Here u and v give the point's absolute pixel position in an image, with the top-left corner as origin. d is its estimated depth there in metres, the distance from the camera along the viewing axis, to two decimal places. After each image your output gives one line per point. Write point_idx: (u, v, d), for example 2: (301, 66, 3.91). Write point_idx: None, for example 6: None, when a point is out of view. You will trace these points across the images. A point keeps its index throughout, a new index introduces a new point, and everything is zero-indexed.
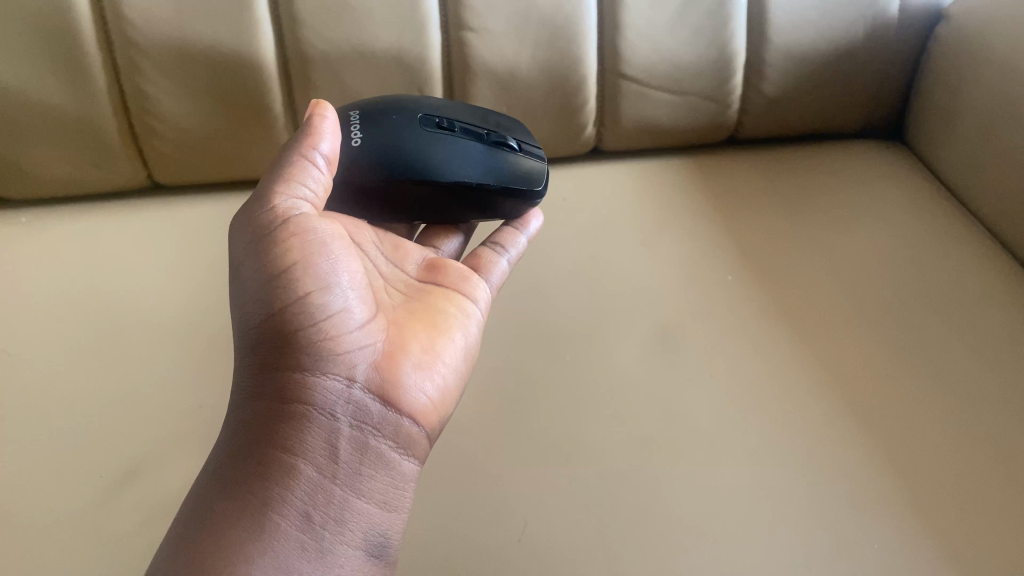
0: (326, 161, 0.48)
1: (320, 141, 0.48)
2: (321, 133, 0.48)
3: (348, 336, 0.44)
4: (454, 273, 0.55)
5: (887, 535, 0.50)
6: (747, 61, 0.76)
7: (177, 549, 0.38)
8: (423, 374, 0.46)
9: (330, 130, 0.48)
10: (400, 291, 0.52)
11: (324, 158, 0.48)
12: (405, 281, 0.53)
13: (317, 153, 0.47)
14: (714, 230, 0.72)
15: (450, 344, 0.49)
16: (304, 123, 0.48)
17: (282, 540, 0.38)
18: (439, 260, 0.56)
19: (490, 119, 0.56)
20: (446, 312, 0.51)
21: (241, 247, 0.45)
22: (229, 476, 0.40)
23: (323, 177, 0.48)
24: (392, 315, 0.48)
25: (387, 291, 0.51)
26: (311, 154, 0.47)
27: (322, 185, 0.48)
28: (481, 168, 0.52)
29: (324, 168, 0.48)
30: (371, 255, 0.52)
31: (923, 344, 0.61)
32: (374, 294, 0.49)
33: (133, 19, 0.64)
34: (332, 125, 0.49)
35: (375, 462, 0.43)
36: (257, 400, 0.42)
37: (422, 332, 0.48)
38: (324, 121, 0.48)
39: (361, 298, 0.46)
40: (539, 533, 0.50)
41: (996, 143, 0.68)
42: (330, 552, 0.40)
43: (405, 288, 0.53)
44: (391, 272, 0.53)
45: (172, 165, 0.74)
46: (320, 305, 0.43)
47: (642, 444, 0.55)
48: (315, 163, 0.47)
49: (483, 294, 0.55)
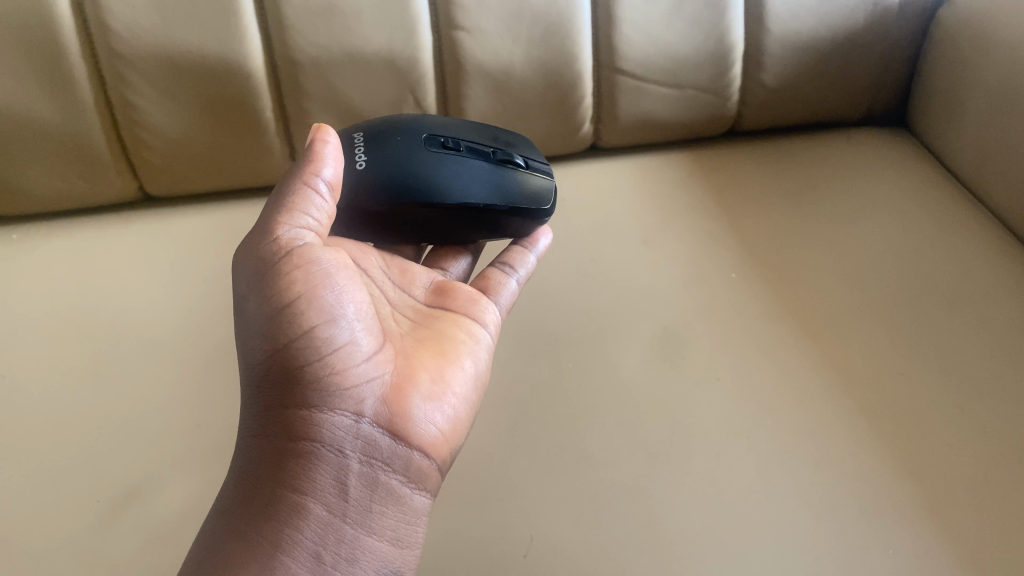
0: (328, 188, 0.47)
1: (322, 168, 0.47)
2: (323, 160, 0.47)
3: (354, 370, 0.43)
4: (461, 296, 0.54)
5: (899, 535, 0.50)
6: (746, 52, 0.74)
7: None
8: (433, 404, 0.45)
9: (331, 156, 0.47)
10: (407, 319, 0.51)
11: (326, 185, 0.47)
12: (412, 307, 0.53)
13: (319, 181, 0.46)
14: (716, 226, 0.71)
15: (460, 371, 0.48)
16: (306, 151, 0.47)
17: None
18: (447, 283, 0.55)
19: (495, 137, 0.55)
20: (452, 336, 0.50)
21: (245, 281, 0.44)
22: (239, 518, 0.39)
23: (326, 205, 0.47)
24: (400, 344, 0.48)
25: (393, 319, 0.50)
26: (312, 181, 0.46)
27: (325, 212, 0.47)
28: (487, 189, 0.51)
29: (327, 195, 0.47)
30: (377, 281, 0.52)
31: (933, 338, 0.60)
32: (380, 323, 0.48)
33: (118, 30, 0.63)
34: (335, 151, 0.48)
35: (385, 498, 0.42)
36: (264, 438, 0.41)
37: (429, 362, 0.47)
38: (326, 148, 0.47)
39: (367, 329, 0.45)
40: (548, 545, 0.50)
41: (1003, 127, 0.67)
42: None
43: (413, 314, 0.52)
44: (399, 299, 0.53)
45: (164, 176, 0.73)
46: (326, 339, 0.42)
47: (652, 450, 0.54)
48: (318, 191, 0.46)
49: (491, 317, 0.54)
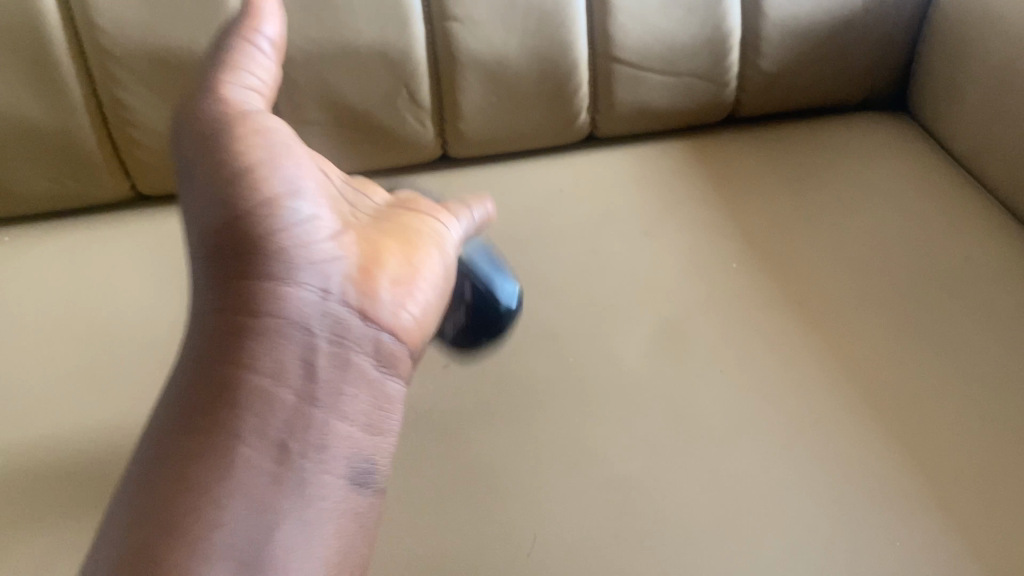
0: (272, 46, 0.48)
1: (264, 25, 0.48)
2: (265, 18, 0.48)
3: (313, 245, 0.44)
4: (427, 205, 0.54)
5: (906, 529, 0.49)
6: (743, 38, 0.74)
7: (155, 472, 0.38)
8: (403, 291, 0.47)
9: (274, 13, 0.48)
10: (369, 215, 0.51)
11: (269, 43, 0.48)
12: (373, 207, 0.52)
13: (261, 38, 0.47)
14: (716, 216, 0.70)
15: (428, 261, 0.49)
16: (245, 10, 0.48)
17: (248, 467, 0.39)
18: (407, 197, 0.55)
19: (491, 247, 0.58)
20: (409, 219, 0.52)
21: (195, 154, 0.45)
22: (197, 402, 0.40)
23: (269, 65, 0.48)
24: (366, 232, 0.48)
25: (355, 212, 0.50)
26: (255, 39, 0.48)
27: (270, 74, 0.48)
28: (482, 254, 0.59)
29: (271, 53, 0.48)
30: (329, 169, 0.51)
31: (937, 327, 0.59)
32: (343, 212, 0.48)
33: (105, 26, 0.62)
34: (279, 13, 0.49)
35: (354, 378, 0.43)
36: (217, 324, 0.42)
37: (396, 250, 0.48)
38: (269, 4, 0.48)
39: (325, 208, 0.46)
40: (552, 546, 0.49)
41: (1007, 109, 0.66)
42: (311, 480, 0.40)
43: (373, 213, 0.52)
44: (357, 201, 0.51)
45: (157, 175, 0.71)
46: (280, 210, 0.43)
47: (654, 445, 0.53)
48: (260, 50, 0.48)
49: (456, 223, 0.54)
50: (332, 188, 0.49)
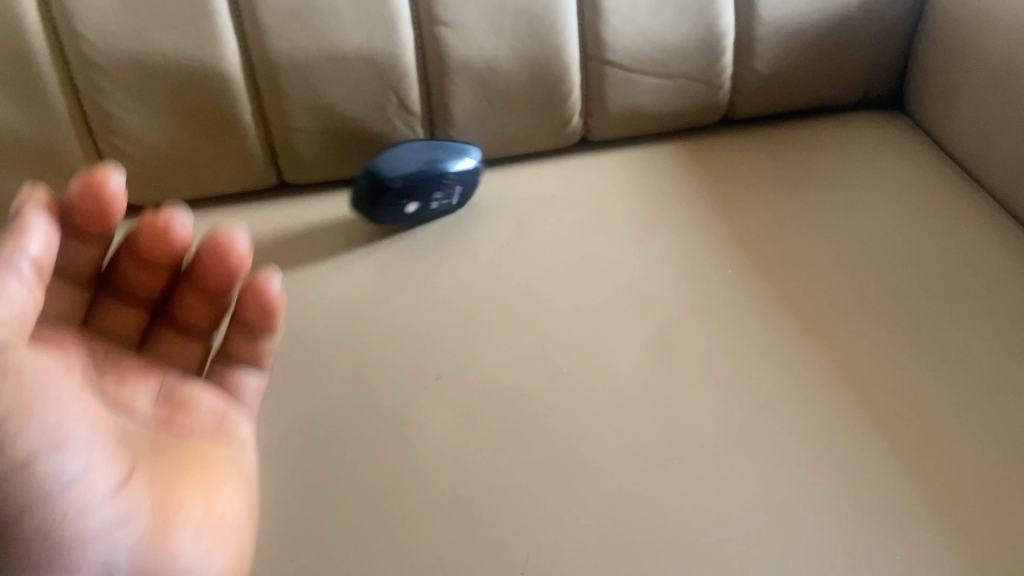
0: (35, 268, 0.41)
1: (27, 242, 0.41)
2: (27, 235, 0.42)
3: (87, 521, 0.40)
4: (203, 420, 0.53)
5: (906, 541, 0.48)
6: (736, 39, 0.73)
7: None
8: (201, 533, 0.47)
9: (41, 231, 0.42)
10: (150, 434, 0.50)
11: (34, 263, 0.41)
12: (150, 424, 0.50)
13: (27, 257, 0.41)
14: (710, 220, 0.69)
15: (224, 494, 0.49)
16: (10, 222, 0.42)
17: None
18: (181, 393, 0.53)
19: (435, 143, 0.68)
20: (193, 383, 0.54)
21: None
22: None
23: (27, 272, 0.41)
24: (155, 466, 0.47)
25: (145, 437, 0.49)
26: (18, 257, 0.41)
27: (24, 281, 0.41)
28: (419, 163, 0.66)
29: (31, 275, 0.41)
30: (128, 395, 0.50)
31: (935, 333, 0.58)
32: (126, 444, 0.46)
33: (89, 36, 0.61)
34: (47, 232, 0.43)
35: None
36: None
37: (190, 494, 0.48)
38: (34, 221, 0.42)
39: (110, 460, 0.43)
40: (546, 563, 0.48)
41: (1006, 108, 0.65)
42: None
43: (156, 429, 0.50)
44: (139, 417, 0.50)
45: (144, 185, 0.70)
46: (47, 487, 0.39)
47: (649, 457, 0.52)
48: (19, 267, 0.41)
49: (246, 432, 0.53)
50: (115, 424, 0.46)
